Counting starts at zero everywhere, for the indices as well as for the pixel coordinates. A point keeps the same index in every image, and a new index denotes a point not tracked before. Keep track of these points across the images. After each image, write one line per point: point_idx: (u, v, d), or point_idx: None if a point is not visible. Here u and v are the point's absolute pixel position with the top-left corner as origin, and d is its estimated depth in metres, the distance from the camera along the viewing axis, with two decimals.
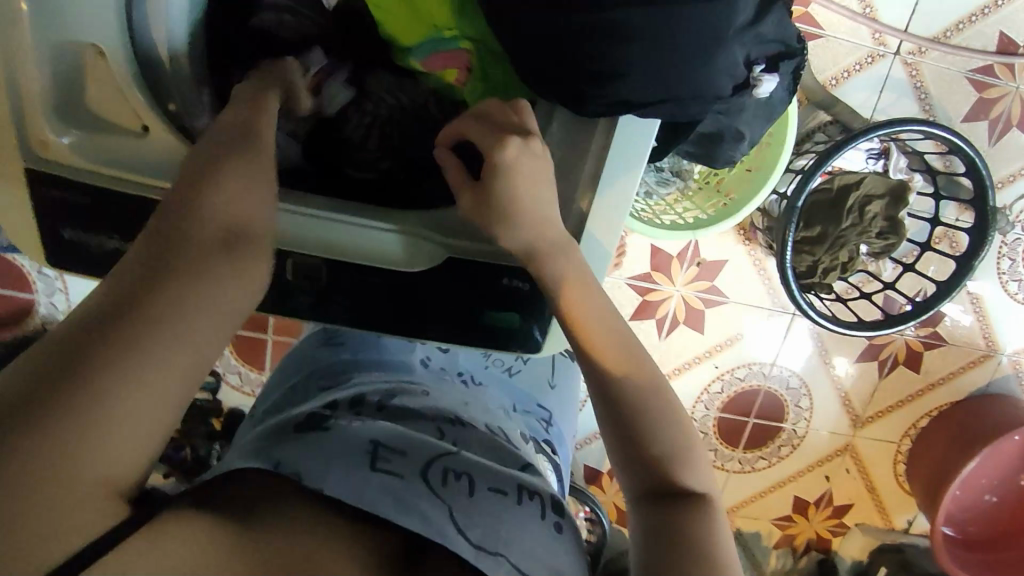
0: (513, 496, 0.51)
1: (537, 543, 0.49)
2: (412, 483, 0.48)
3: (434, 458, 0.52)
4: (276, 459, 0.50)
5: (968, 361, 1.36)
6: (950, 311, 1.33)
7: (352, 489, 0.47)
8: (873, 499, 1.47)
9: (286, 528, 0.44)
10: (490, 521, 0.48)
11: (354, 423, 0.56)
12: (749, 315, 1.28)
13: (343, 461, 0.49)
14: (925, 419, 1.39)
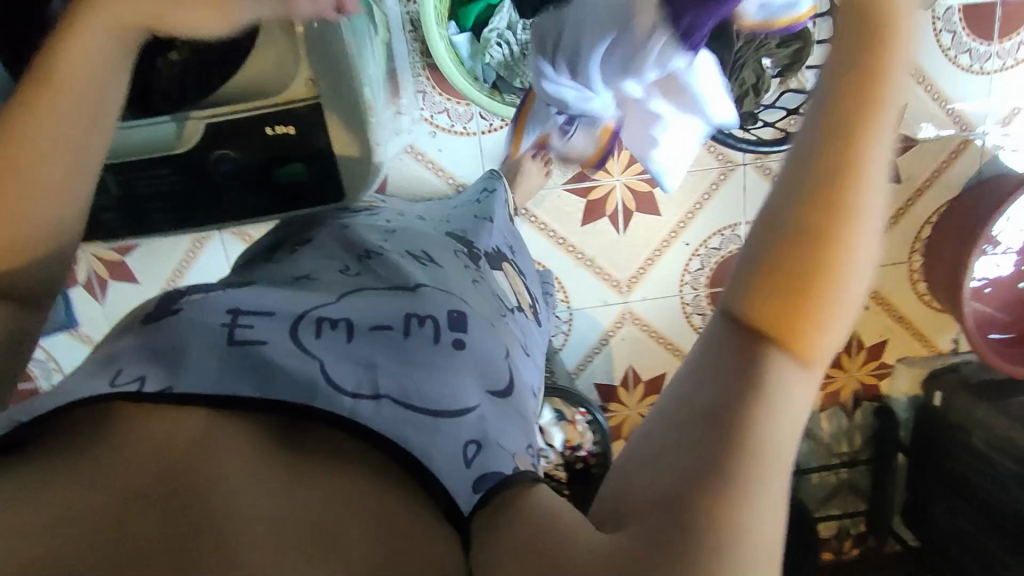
0: (397, 328, 0.53)
1: (429, 364, 0.51)
2: (281, 346, 0.49)
3: (302, 313, 0.54)
4: (115, 364, 0.48)
5: (949, 152, 1.28)
6: (909, 109, 1.25)
7: (209, 376, 0.47)
8: (907, 329, 1.38)
9: (141, 416, 0.44)
10: (361, 367, 0.49)
11: (203, 297, 0.54)
12: (700, 181, 1.24)
13: (191, 347, 0.48)
14: (928, 228, 1.31)
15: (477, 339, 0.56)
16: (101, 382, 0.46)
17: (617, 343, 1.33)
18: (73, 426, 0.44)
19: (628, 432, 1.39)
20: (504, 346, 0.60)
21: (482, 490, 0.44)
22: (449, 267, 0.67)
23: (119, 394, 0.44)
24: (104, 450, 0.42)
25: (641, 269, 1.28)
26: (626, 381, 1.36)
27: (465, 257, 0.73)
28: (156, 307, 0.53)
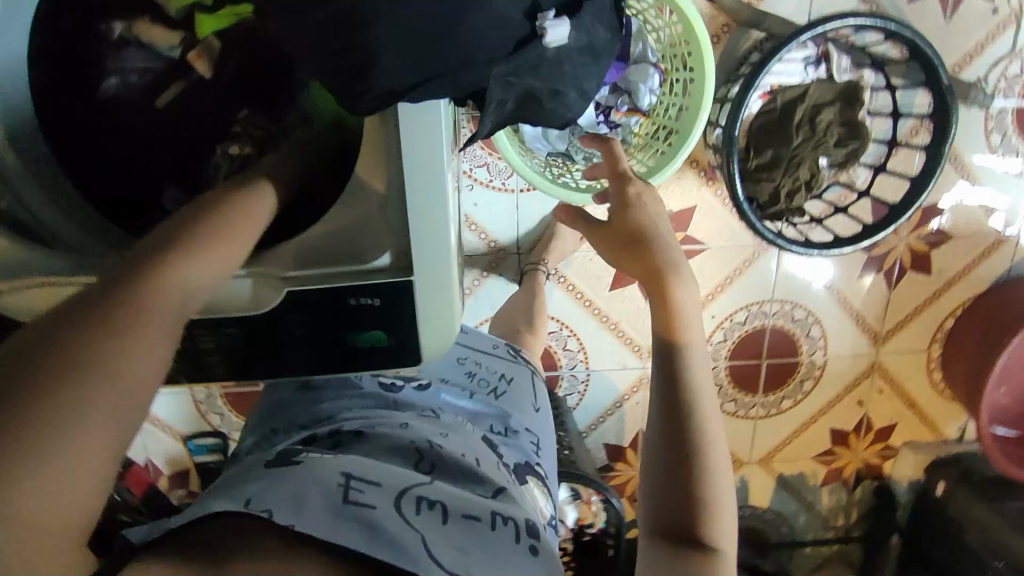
0: (484, 522, 0.53)
1: (509, 564, 0.50)
2: (388, 512, 0.50)
3: (405, 489, 0.54)
4: (248, 495, 0.50)
5: (982, 249, 1.27)
6: (950, 203, 1.23)
7: (330, 521, 0.47)
8: (917, 416, 1.39)
9: (272, 553, 0.45)
10: (457, 552, 0.49)
11: (320, 458, 0.56)
12: (734, 256, 1.23)
13: (313, 491, 0.50)
14: (951, 319, 1.31)
15: (548, 549, 0.55)
16: (239, 501, 0.49)
17: (630, 406, 1.32)
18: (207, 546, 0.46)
19: (631, 493, 1.38)
20: (559, 574, 0.57)
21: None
22: (498, 471, 0.64)
23: (255, 516, 0.47)
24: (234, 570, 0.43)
25: None
26: (635, 444, 1.35)
27: (503, 463, 0.68)
28: (281, 459, 0.58)
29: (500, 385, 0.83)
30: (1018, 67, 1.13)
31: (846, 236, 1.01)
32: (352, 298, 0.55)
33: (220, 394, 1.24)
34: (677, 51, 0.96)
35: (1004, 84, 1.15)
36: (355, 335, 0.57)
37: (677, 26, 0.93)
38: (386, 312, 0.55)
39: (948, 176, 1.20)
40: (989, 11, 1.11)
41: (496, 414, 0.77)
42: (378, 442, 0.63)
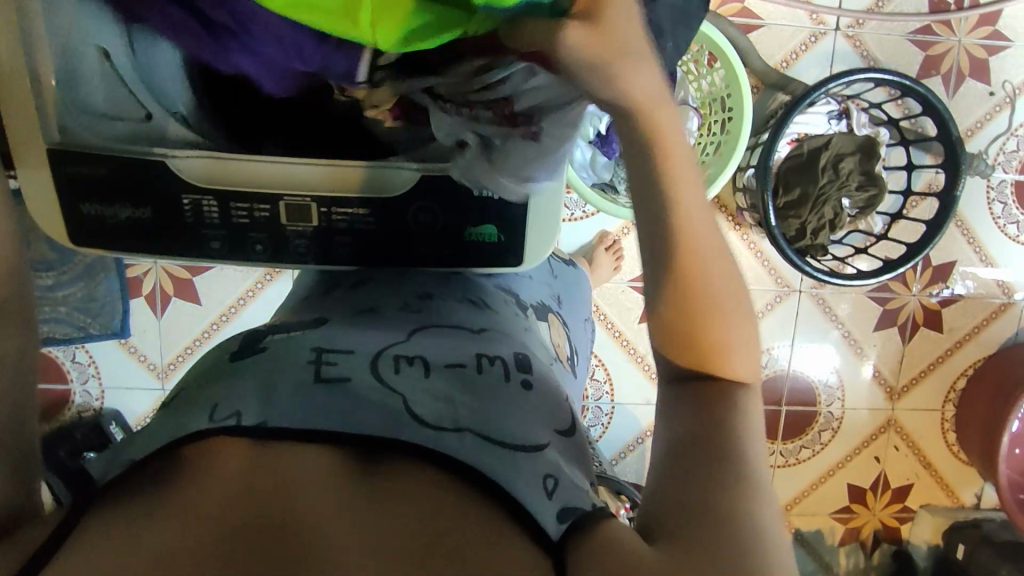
0: (472, 369, 0.66)
1: (495, 402, 0.63)
2: (363, 382, 0.61)
3: (380, 352, 0.66)
4: (211, 403, 0.59)
5: (990, 312, 1.35)
6: (959, 264, 1.32)
7: (301, 414, 0.58)
8: (933, 477, 1.40)
9: (229, 460, 0.53)
10: (441, 402, 0.60)
11: (285, 342, 0.69)
12: (757, 299, 1.29)
13: (287, 391, 0.60)
14: (962, 380, 1.36)
15: (536, 386, 0.69)
16: (203, 418, 0.57)
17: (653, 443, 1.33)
18: (171, 469, 0.53)
19: None
20: (557, 389, 0.71)
21: (567, 520, 0.54)
22: (508, 321, 0.82)
23: (222, 428, 0.55)
24: (188, 500, 0.49)
25: None
26: None
27: (515, 307, 0.88)
28: (244, 346, 0.69)
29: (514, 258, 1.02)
30: (1015, 144, 1.26)
31: (868, 273, 1.09)
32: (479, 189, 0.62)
33: None
34: (717, 96, 1.08)
35: (1003, 158, 1.27)
36: (474, 228, 0.63)
37: (718, 73, 1.05)
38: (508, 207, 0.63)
39: (956, 238, 1.30)
40: (986, 94, 1.25)
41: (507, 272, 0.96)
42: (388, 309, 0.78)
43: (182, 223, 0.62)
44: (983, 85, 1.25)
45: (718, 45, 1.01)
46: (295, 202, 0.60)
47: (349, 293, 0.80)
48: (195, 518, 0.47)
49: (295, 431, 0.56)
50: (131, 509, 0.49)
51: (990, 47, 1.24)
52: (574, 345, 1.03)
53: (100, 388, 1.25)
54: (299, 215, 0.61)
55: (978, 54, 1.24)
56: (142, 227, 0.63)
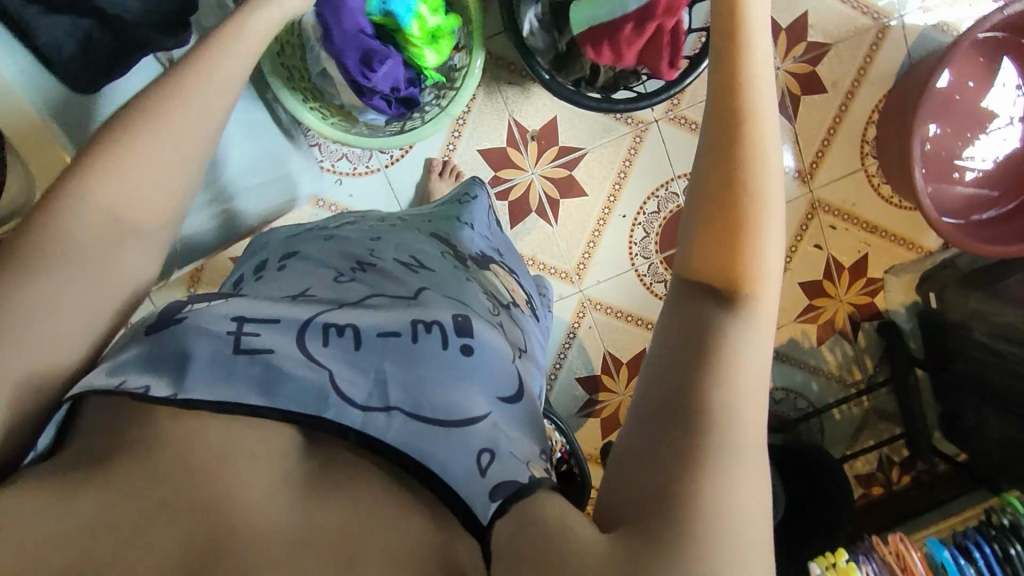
0: (405, 335, 0.57)
1: (429, 368, 0.54)
2: (290, 353, 0.51)
3: (310, 321, 0.56)
4: (125, 373, 0.49)
5: (869, 47, 1.21)
6: (810, 12, 1.19)
7: (221, 384, 0.48)
8: (885, 238, 1.31)
9: (160, 427, 0.46)
10: (371, 380, 0.52)
11: (208, 304, 0.55)
12: (616, 150, 1.21)
13: (200, 354, 0.49)
14: (872, 128, 1.24)
15: (482, 346, 0.60)
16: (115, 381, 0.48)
17: (586, 332, 1.29)
18: (81, 445, 0.46)
19: None
20: (501, 353, 0.63)
21: (499, 499, 0.46)
22: (447, 272, 0.74)
23: (132, 397, 0.47)
24: (116, 463, 0.44)
25: (586, 253, 1.25)
26: (608, 367, 1.31)
27: (455, 260, 0.81)
28: (163, 314, 0.54)
29: (456, 215, 0.96)
30: None
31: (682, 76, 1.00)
32: None
33: None
34: None
35: None
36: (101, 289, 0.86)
37: None
38: None
39: None
40: None
41: (447, 229, 0.91)
42: (316, 279, 0.69)
43: None
44: None
45: None
46: None
47: (272, 272, 0.74)
48: (119, 487, 0.42)
49: (232, 406, 0.47)
50: (57, 493, 0.43)
51: None
52: (528, 288, 0.98)
53: None
54: None
55: None
56: None
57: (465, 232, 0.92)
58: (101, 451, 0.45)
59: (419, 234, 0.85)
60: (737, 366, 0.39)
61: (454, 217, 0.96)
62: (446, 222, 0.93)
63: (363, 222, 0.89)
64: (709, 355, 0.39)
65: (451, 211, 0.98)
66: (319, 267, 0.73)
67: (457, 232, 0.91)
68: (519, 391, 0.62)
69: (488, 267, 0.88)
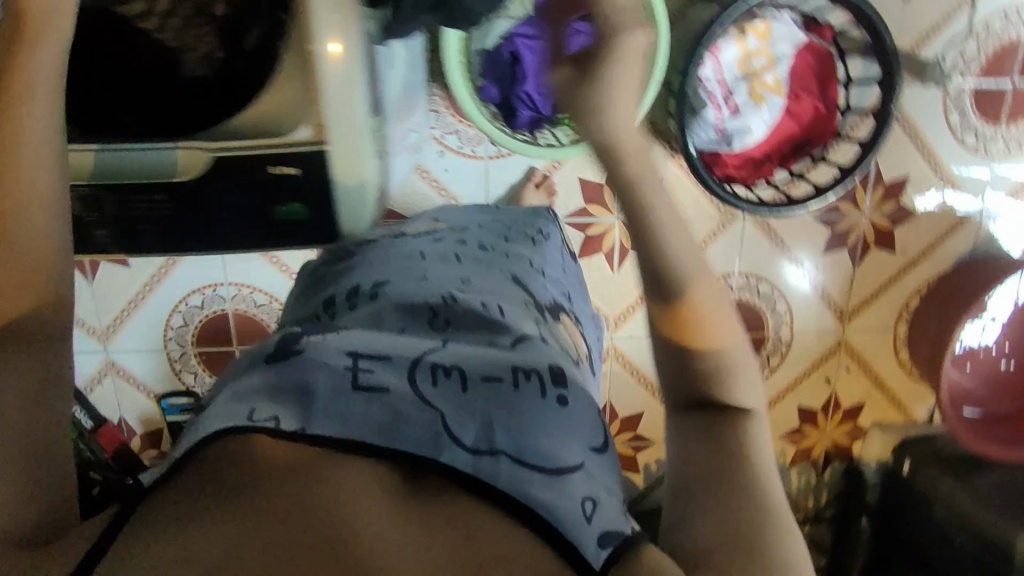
0: (508, 381, 0.58)
1: (528, 416, 0.56)
2: (401, 393, 0.55)
3: (419, 359, 0.59)
4: (250, 406, 0.53)
5: (945, 229, 1.30)
6: (912, 178, 1.26)
7: (342, 421, 0.53)
8: (885, 395, 1.40)
9: (279, 460, 0.50)
10: (476, 421, 0.54)
11: (324, 339, 0.61)
12: (699, 228, 1.26)
13: (322, 392, 0.54)
14: (917, 298, 1.33)
15: (576, 396, 0.61)
16: (242, 415, 0.53)
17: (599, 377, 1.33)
18: (214, 459, 0.51)
19: None
20: (593, 400, 0.64)
21: (609, 547, 0.50)
22: (527, 318, 0.75)
23: (259, 429, 0.51)
24: (244, 492, 0.48)
25: (630, 308, 1.29)
26: (604, 415, 1.36)
27: (535, 304, 0.80)
28: (280, 348, 0.61)
29: (532, 240, 0.95)
30: (974, 47, 1.18)
31: (801, 199, 1.04)
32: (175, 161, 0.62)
33: (194, 352, 1.26)
34: None
35: (961, 64, 1.19)
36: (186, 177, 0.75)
37: None
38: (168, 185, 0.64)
39: (908, 152, 1.24)
40: None
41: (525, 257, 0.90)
42: (407, 315, 0.71)
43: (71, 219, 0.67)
44: None
45: None
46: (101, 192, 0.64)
47: (360, 300, 0.76)
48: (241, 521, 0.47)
49: (348, 442, 0.52)
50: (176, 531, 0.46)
51: None
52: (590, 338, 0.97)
53: None
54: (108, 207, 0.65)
55: None
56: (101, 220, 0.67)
57: (541, 262, 0.91)
58: (215, 486, 0.49)
59: (499, 263, 0.85)
60: (763, 480, 0.52)
61: (530, 241, 0.95)
62: (521, 245, 0.93)
63: (442, 243, 0.89)
64: (729, 485, 0.52)
65: (527, 234, 0.97)
66: (407, 294, 0.74)
67: (538, 272, 0.88)
68: (609, 443, 0.61)
69: (562, 317, 0.85)
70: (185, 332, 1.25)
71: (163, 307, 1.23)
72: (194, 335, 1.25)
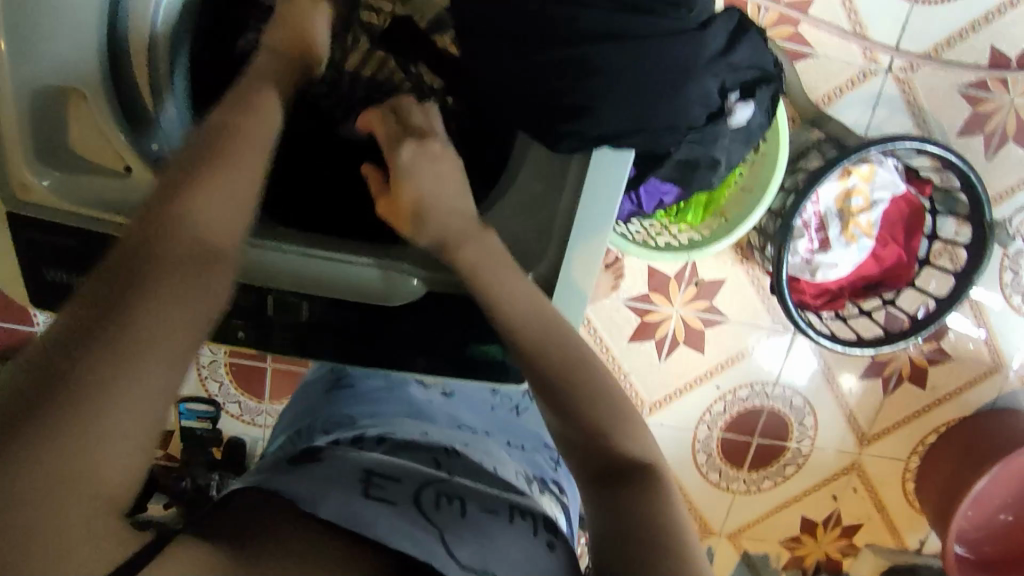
0: (503, 516, 0.53)
1: (521, 556, 0.50)
2: (407, 504, 0.50)
3: (427, 481, 0.54)
4: (273, 490, 0.49)
5: (974, 376, 1.34)
6: (955, 325, 1.31)
7: (348, 510, 0.47)
8: (884, 520, 1.44)
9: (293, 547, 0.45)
10: (476, 545, 0.49)
11: (342, 454, 0.57)
12: (750, 333, 1.27)
13: (337, 488, 0.49)
14: (934, 436, 1.37)
15: (569, 553, 0.55)
16: (272, 501, 0.49)
17: None
18: (221, 524, 0.46)
19: None
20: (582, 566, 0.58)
21: None
22: (519, 476, 0.65)
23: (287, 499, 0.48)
24: (246, 570, 0.42)
25: (667, 397, 1.30)
26: None
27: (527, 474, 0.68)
28: (295, 457, 0.57)
29: (518, 407, 0.83)
30: None
31: (868, 340, 1.07)
32: (377, 279, 0.55)
33: (225, 362, 1.22)
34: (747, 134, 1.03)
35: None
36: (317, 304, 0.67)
37: None
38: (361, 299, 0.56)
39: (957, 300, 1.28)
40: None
41: (510, 429, 0.78)
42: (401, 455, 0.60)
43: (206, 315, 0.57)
44: None
45: None
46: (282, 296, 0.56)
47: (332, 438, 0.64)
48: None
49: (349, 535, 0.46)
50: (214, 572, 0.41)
51: None
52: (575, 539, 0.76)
53: None
54: (287, 312, 0.57)
55: None
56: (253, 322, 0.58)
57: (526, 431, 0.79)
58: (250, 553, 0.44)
59: (485, 424, 0.75)
60: None
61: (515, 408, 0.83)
62: (506, 415, 0.80)
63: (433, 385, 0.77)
64: None
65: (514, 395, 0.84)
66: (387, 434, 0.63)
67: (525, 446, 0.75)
68: None
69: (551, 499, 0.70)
70: (220, 341, 1.21)
71: None
72: (228, 346, 1.21)
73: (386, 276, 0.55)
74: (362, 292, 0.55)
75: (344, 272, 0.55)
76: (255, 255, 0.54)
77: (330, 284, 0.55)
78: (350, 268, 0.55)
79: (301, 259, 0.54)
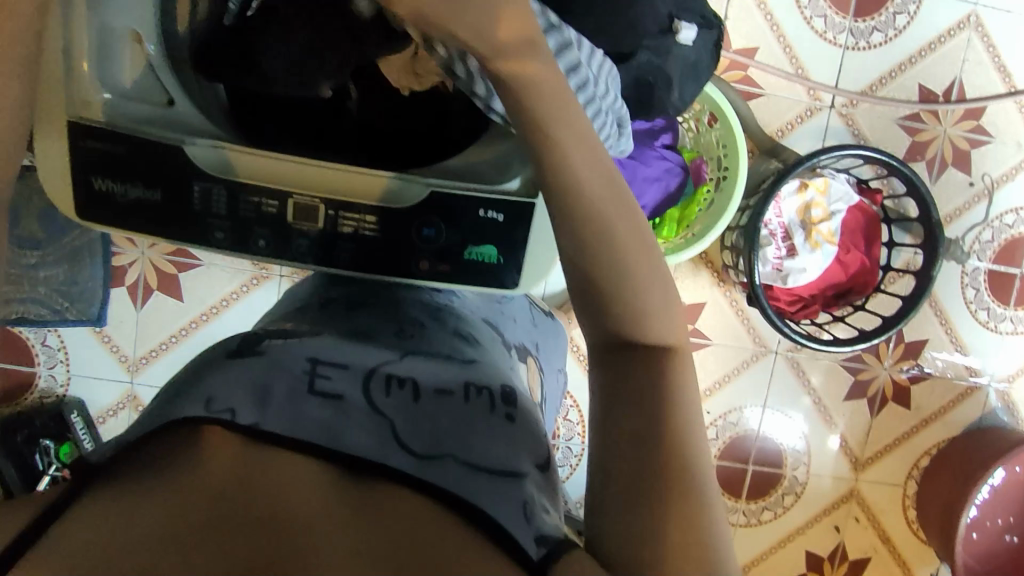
0: (458, 393, 0.58)
1: (477, 426, 0.56)
2: (356, 399, 0.55)
3: (374, 369, 0.59)
4: (205, 395, 0.53)
5: (956, 395, 1.37)
6: (929, 343, 1.35)
7: (295, 422, 0.52)
8: (890, 553, 1.40)
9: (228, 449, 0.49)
10: (429, 428, 0.54)
11: (285, 343, 0.61)
12: (733, 357, 1.33)
13: (280, 394, 0.54)
14: (925, 459, 1.37)
15: (525, 415, 0.61)
16: (197, 406, 0.52)
17: None
18: (150, 449, 0.49)
19: None
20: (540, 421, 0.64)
21: (546, 547, 0.48)
22: (496, 352, 0.73)
23: (215, 421, 0.50)
24: (190, 470, 0.46)
25: None
26: None
27: (502, 344, 0.77)
28: (241, 344, 0.60)
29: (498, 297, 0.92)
30: (990, 235, 1.32)
31: (844, 340, 1.11)
32: (382, 184, 0.64)
33: None
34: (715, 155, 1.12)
35: (978, 247, 1.32)
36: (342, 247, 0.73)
37: (717, 132, 1.11)
38: (364, 204, 0.64)
39: (927, 317, 1.34)
40: (967, 184, 1.30)
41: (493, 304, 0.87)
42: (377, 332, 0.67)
43: (229, 215, 0.65)
44: (965, 175, 1.30)
45: (720, 105, 1.07)
46: (305, 203, 0.64)
47: (332, 314, 0.71)
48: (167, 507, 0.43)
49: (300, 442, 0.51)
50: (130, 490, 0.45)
51: (973, 140, 1.29)
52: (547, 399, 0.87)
53: (66, 374, 1.22)
54: (307, 216, 0.64)
55: (961, 146, 1.30)
56: (269, 219, 0.64)
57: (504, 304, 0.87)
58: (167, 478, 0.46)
59: (470, 303, 0.82)
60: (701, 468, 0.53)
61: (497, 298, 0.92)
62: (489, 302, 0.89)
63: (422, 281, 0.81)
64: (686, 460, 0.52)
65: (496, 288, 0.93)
66: (368, 320, 0.70)
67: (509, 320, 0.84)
68: (554, 465, 0.61)
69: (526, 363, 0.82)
70: None
71: (202, 346, 1.22)
72: None
73: (390, 185, 0.64)
74: (365, 195, 0.64)
75: (349, 182, 0.64)
76: (269, 162, 0.63)
77: (337, 190, 0.64)
78: (359, 178, 0.64)
79: (345, 173, 0.64)
